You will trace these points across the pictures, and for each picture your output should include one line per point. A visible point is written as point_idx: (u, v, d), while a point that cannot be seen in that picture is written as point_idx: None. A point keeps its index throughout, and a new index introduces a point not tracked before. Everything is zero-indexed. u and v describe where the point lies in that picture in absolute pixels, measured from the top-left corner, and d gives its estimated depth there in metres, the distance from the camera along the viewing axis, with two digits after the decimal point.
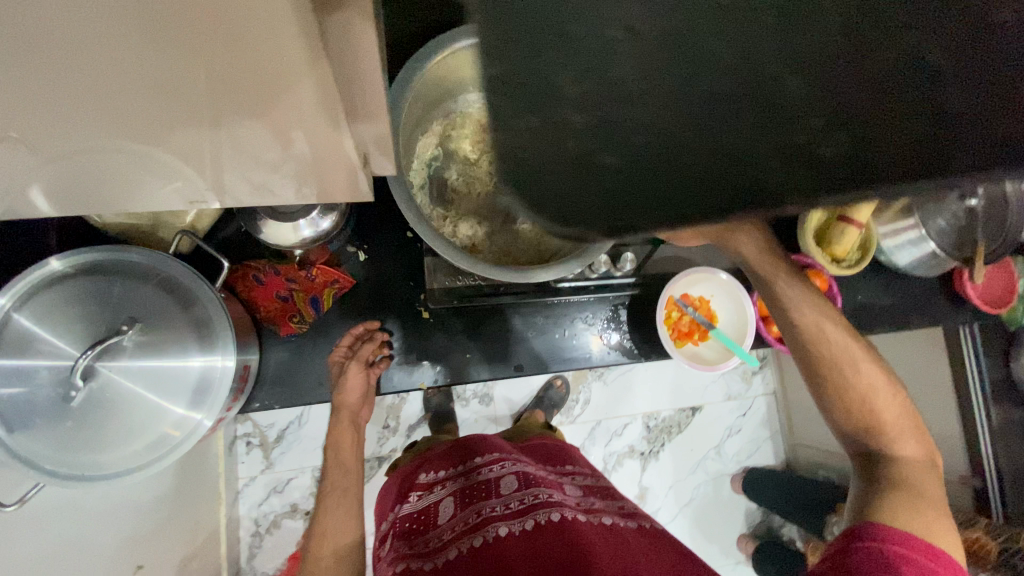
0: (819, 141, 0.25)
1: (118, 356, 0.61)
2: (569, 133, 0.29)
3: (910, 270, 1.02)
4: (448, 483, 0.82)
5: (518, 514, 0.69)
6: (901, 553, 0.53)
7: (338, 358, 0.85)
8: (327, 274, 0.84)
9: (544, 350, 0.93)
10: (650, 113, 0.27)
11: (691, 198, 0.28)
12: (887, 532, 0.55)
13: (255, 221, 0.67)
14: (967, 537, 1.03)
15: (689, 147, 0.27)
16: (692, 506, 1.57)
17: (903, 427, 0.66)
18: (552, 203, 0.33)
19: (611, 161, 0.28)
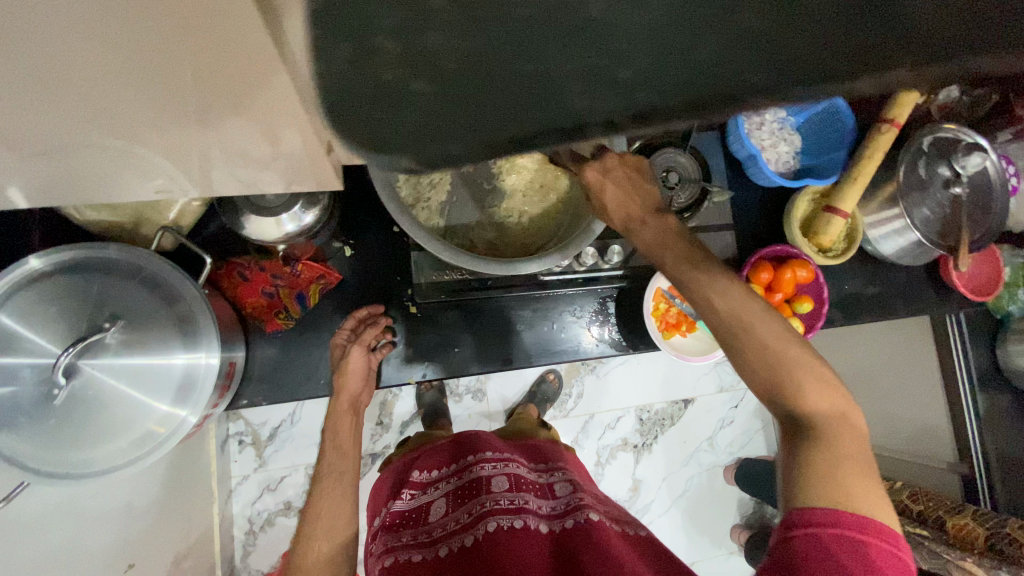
0: (634, 82, 0.26)
1: (101, 354, 0.61)
2: (392, 55, 0.25)
3: (896, 260, 1.02)
4: (442, 484, 0.82)
5: (508, 512, 0.68)
6: (834, 534, 0.48)
7: (341, 341, 0.84)
8: (312, 269, 0.85)
9: (533, 343, 0.93)
10: (482, 37, 0.25)
11: (519, 127, 0.28)
12: (817, 514, 0.49)
13: (238, 217, 0.66)
14: (953, 524, 1.03)
15: (523, 78, 0.26)
16: (685, 498, 1.58)
17: (823, 389, 0.57)
18: (373, 141, 0.29)
19: (420, 87, 0.26)
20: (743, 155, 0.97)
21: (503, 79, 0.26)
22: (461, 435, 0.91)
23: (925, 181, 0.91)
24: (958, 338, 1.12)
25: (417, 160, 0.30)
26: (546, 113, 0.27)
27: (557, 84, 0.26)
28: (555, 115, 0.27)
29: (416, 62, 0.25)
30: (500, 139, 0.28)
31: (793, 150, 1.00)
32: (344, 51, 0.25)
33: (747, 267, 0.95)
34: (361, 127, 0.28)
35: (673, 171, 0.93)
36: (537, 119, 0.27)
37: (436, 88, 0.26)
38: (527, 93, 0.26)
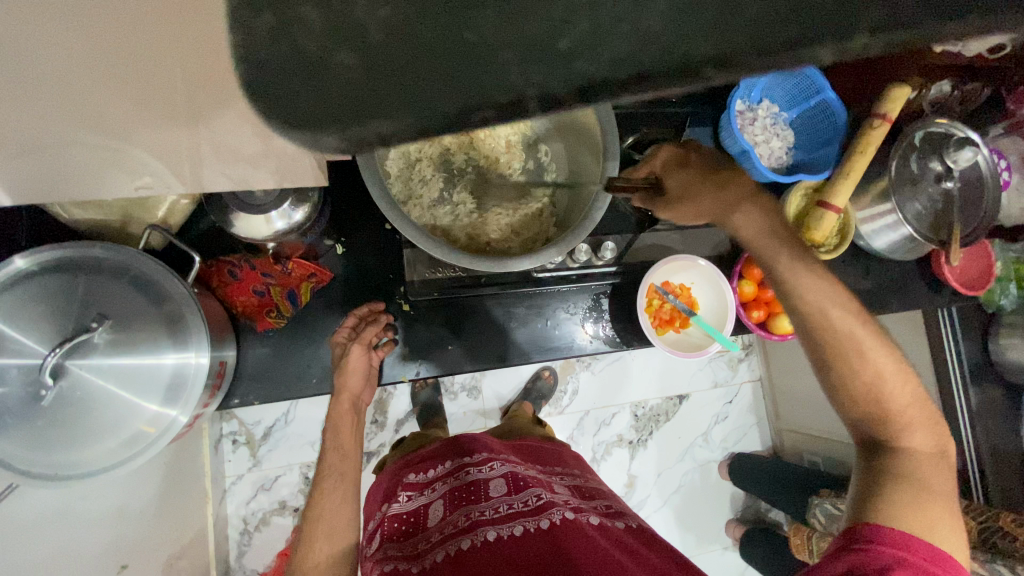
0: (528, 66, 0.30)
1: (89, 354, 0.60)
2: (313, 29, 0.29)
3: (888, 255, 1.03)
4: (439, 485, 0.81)
5: (506, 520, 0.67)
6: (902, 558, 0.56)
7: (341, 339, 0.83)
8: (304, 267, 0.84)
9: (527, 340, 0.93)
10: (394, 16, 0.29)
11: (421, 103, 0.30)
12: (889, 536, 0.58)
13: (227, 214, 0.66)
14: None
15: (426, 58, 0.30)
16: (680, 493, 1.59)
17: (911, 422, 0.68)
18: (292, 120, 0.31)
19: (348, 59, 0.29)
20: (735, 148, 0.96)
21: (431, 54, 0.30)
22: (461, 437, 0.90)
23: (918, 176, 0.92)
24: (950, 333, 1.11)
25: (343, 139, 0.32)
26: (448, 89, 0.30)
27: (465, 59, 0.30)
28: (458, 93, 0.30)
29: (348, 42, 0.29)
30: (406, 115, 0.30)
31: (785, 145, 1.00)
32: (286, 33, 0.29)
33: (741, 262, 0.95)
34: (289, 102, 0.30)
35: None
36: (439, 95, 0.30)
37: (362, 65, 0.30)
38: (458, 71, 0.30)
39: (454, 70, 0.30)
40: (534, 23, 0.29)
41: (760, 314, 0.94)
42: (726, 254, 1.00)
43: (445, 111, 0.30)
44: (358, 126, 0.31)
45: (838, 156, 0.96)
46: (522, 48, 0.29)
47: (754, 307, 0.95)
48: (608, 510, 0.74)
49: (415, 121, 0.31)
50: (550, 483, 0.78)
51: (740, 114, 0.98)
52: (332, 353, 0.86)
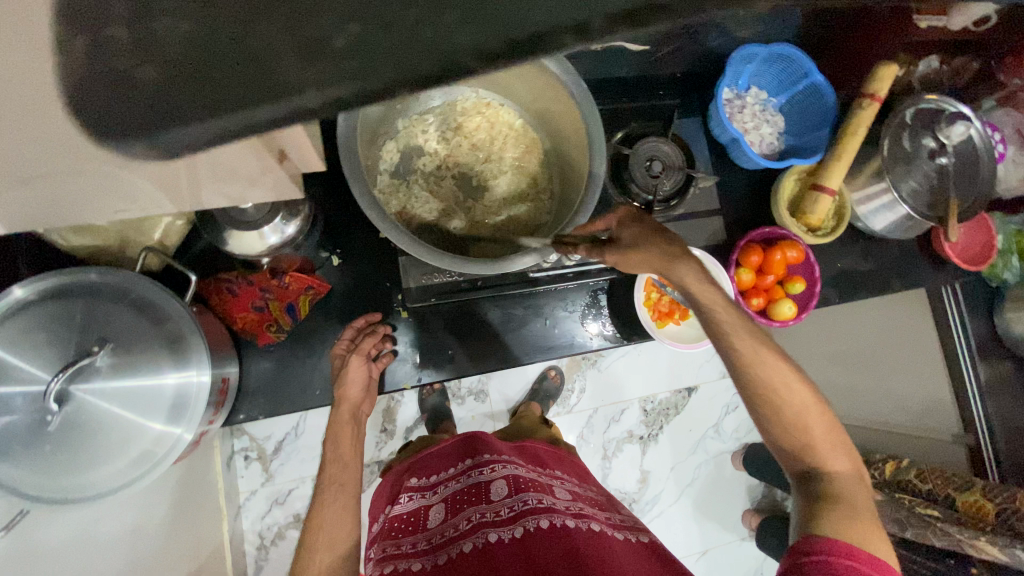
0: (319, 64, 0.24)
1: (92, 377, 0.61)
2: (121, 41, 0.24)
3: (886, 234, 1.01)
4: (442, 488, 0.81)
5: (507, 522, 0.67)
6: (848, 565, 0.53)
7: (340, 351, 0.84)
8: (301, 281, 0.84)
9: (529, 340, 0.93)
10: (158, 22, 0.24)
11: (221, 98, 0.24)
12: (827, 544, 0.54)
13: (220, 232, 0.66)
14: (963, 501, 1.00)
15: (226, 48, 0.24)
16: (694, 487, 1.58)
17: (825, 439, 0.65)
18: (104, 128, 0.25)
19: (148, 74, 0.24)
20: (726, 139, 0.96)
21: (213, 57, 0.24)
22: (462, 439, 0.91)
23: (911, 154, 0.91)
24: (956, 311, 1.14)
25: (158, 152, 0.26)
26: (242, 99, 0.24)
27: (260, 53, 0.24)
28: (288, 75, 0.24)
29: (142, 54, 0.24)
30: (214, 111, 0.24)
31: (776, 131, 1.00)
32: (97, 48, 0.24)
33: (738, 251, 0.95)
34: (106, 112, 0.25)
35: (657, 160, 0.92)
36: (244, 93, 0.24)
37: (165, 74, 0.24)
38: (235, 74, 0.24)
39: (247, 80, 0.24)
40: (302, 35, 0.24)
41: (761, 300, 0.94)
42: (721, 244, 1.01)
43: (246, 114, 0.24)
44: (169, 131, 0.25)
45: (829, 139, 0.96)
46: (287, 50, 0.24)
47: (754, 295, 0.94)
48: (621, 522, 0.73)
49: (231, 119, 0.25)
50: (550, 485, 0.77)
51: (729, 103, 0.98)
52: (332, 363, 0.86)
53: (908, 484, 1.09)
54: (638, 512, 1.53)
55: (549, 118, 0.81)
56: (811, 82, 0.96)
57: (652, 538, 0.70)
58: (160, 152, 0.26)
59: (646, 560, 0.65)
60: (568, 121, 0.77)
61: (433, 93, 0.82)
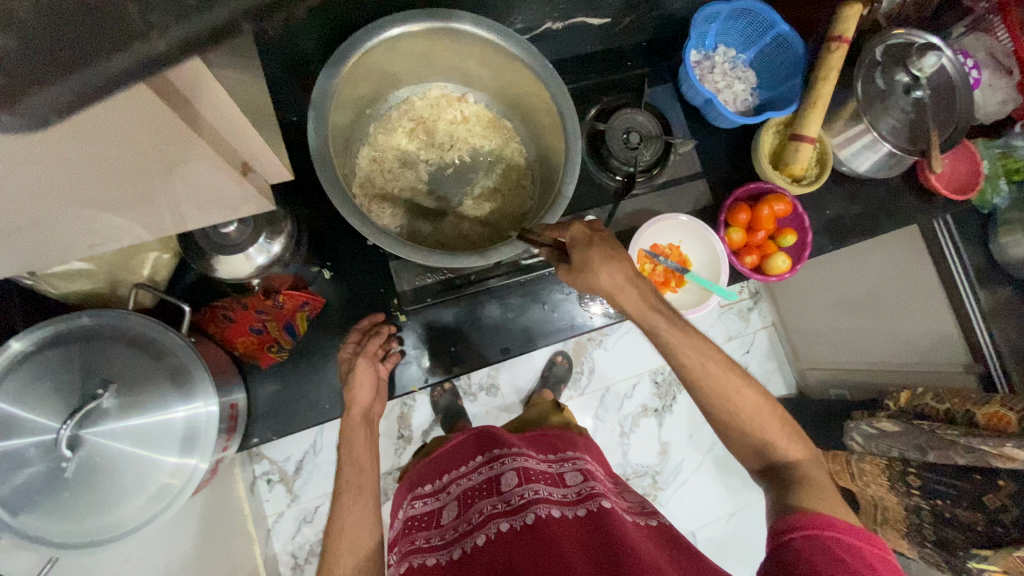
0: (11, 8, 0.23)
1: (101, 420, 0.61)
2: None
3: (871, 174, 1.00)
4: (452, 487, 0.83)
5: (516, 511, 0.68)
6: (834, 538, 0.52)
7: (347, 355, 0.83)
8: (294, 298, 0.84)
9: (530, 327, 0.93)
10: None
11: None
12: (817, 518, 0.54)
13: (207, 261, 0.66)
14: (984, 414, 0.99)
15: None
16: (714, 452, 1.59)
17: (787, 436, 0.67)
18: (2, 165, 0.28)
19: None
20: (699, 102, 0.96)
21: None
22: (472, 433, 0.91)
23: (886, 91, 0.90)
24: (949, 240, 1.13)
25: (38, 166, 0.30)
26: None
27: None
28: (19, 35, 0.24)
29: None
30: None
31: (748, 87, 1.00)
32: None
33: (724, 211, 0.94)
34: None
35: (634, 131, 0.93)
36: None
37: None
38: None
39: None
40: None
41: (754, 258, 0.92)
42: (709, 207, 1.00)
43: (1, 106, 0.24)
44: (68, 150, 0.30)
45: (803, 85, 0.95)
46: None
47: (747, 253, 0.93)
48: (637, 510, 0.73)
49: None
50: (560, 474, 0.78)
51: (698, 65, 0.98)
52: (338, 373, 0.86)
53: (928, 409, 1.11)
54: (663, 483, 1.55)
55: (520, 101, 0.81)
56: (778, 33, 0.95)
57: (663, 521, 0.71)
58: (66, 163, 0.31)
59: (659, 543, 0.64)
60: (540, 104, 0.77)
61: (402, 91, 0.82)
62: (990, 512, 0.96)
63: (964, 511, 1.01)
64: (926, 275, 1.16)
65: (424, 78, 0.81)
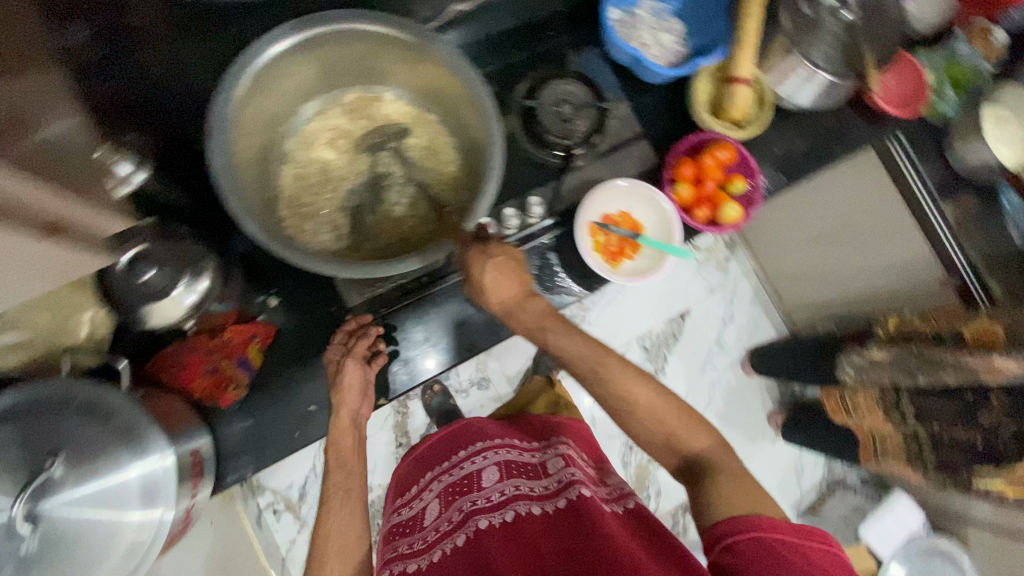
0: None
1: (54, 492, 0.60)
2: None
3: (814, 108, 0.97)
4: (434, 485, 0.82)
5: (495, 508, 0.68)
6: (779, 540, 0.55)
7: (334, 356, 0.81)
8: (243, 331, 0.80)
9: (489, 320, 0.89)
10: None
11: None
12: (761, 521, 0.57)
13: (136, 311, 0.64)
14: (973, 332, 0.96)
15: None
16: (714, 406, 1.65)
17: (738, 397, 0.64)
18: None
19: None
20: (626, 61, 0.92)
21: None
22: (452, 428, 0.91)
23: (814, 19, 0.88)
24: (906, 159, 1.10)
25: None
26: None
27: None
28: None
29: None
30: None
31: (677, 37, 0.97)
32: None
33: (668, 169, 0.92)
34: None
35: (564, 103, 0.92)
36: None
37: None
38: None
39: None
40: None
41: (706, 211, 0.90)
42: (655, 166, 0.97)
43: None
44: None
45: (728, 26, 0.94)
46: None
47: (697, 208, 0.90)
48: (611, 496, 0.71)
49: None
50: (541, 463, 0.78)
51: (621, 23, 0.95)
52: (300, 401, 0.83)
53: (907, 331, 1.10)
54: None
55: (437, 91, 0.77)
56: None
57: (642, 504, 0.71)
58: None
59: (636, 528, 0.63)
60: (455, 90, 0.74)
61: (316, 102, 0.80)
62: (988, 429, 0.96)
63: (961, 431, 1.01)
64: (889, 197, 1.12)
65: (337, 84, 0.79)
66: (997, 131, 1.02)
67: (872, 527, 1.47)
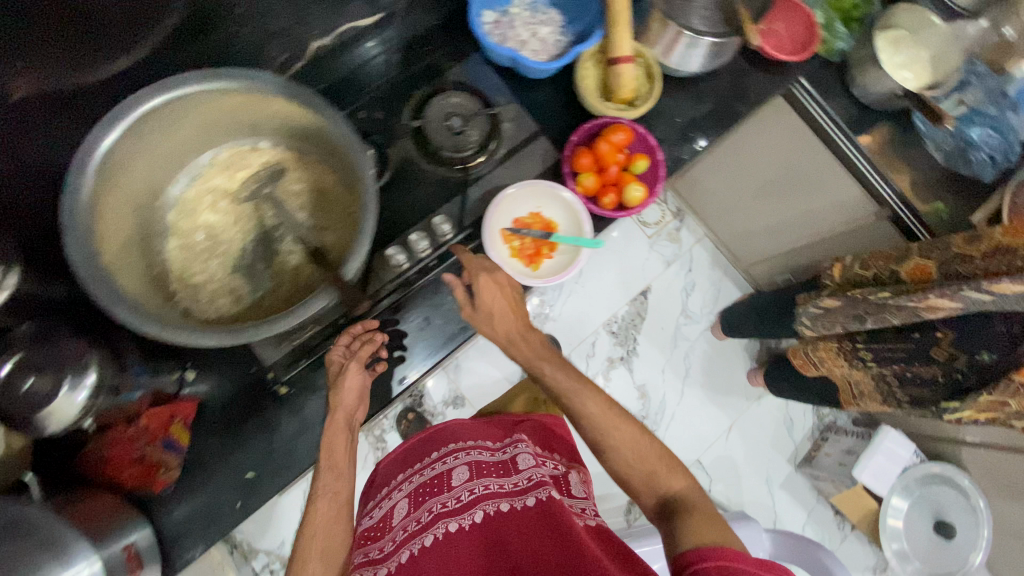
0: None
1: None
2: None
3: (706, 69, 0.96)
4: (404, 486, 0.86)
5: (466, 508, 0.72)
6: (744, 570, 0.53)
7: (337, 357, 0.78)
8: (160, 414, 0.76)
9: (421, 349, 0.86)
10: None
11: None
12: (726, 552, 0.55)
13: (30, 423, 0.64)
14: (907, 270, 0.89)
15: None
16: (693, 375, 1.63)
17: None
18: None
19: None
20: (507, 63, 0.90)
21: None
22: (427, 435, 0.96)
23: None
24: (813, 102, 1.07)
25: None
26: None
27: None
28: None
29: None
30: None
31: (556, 27, 0.96)
32: None
33: (567, 163, 0.90)
34: None
35: (454, 116, 0.89)
36: None
37: None
38: None
39: None
40: None
41: (611, 197, 0.90)
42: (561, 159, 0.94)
43: None
44: None
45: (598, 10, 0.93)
46: None
47: (603, 195, 0.90)
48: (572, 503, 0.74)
49: None
50: (508, 464, 0.81)
51: (497, 24, 0.94)
52: (235, 474, 0.78)
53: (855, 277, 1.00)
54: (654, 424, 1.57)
55: (308, 134, 0.75)
56: None
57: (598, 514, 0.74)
58: None
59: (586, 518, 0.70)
60: (321, 128, 0.71)
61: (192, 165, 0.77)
62: (944, 363, 0.93)
63: (922, 368, 0.96)
64: (807, 143, 1.13)
65: (208, 142, 0.76)
66: (896, 56, 1.00)
67: (865, 469, 1.43)
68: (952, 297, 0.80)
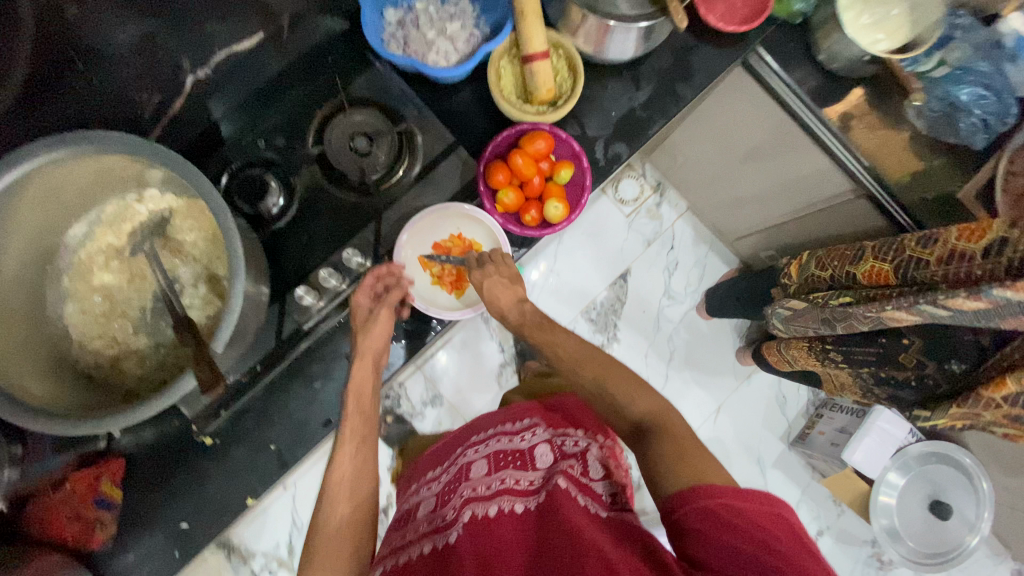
0: None
1: None
2: None
3: (638, 55, 0.85)
4: (435, 477, 0.75)
5: (482, 500, 0.63)
6: (732, 507, 0.49)
7: (365, 303, 0.76)
8: (86, 476, 0.76)
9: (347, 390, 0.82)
10: None
11: None
12: (713, 489, 0.51)
13: None
14: (862, 273, 0.83)
15: None
16: (678, 358, 1.57)
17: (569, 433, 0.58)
18: None
19: None
20: (411, 71, 0.82)
21: None
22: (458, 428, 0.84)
23: None
24: (773, 74, 0.95)
25: None
26: None
27: None
28: None
29: None
30: None
31: (464, 22, 0.86)
32: None
33: (482, 179, 0.83)
34: None
35: (359, 135, 0.84)
36: None
37: None
38: None
39: None
40: None
41: (534, 214, 0.83)
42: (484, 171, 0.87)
43: None
44: None
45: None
46: None
47: (525, 212, 0.84)
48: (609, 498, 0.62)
49: None
50: (534, 451, 0.70)
51: (399, 27, 0.85)
52: (175, 523, 0.81)
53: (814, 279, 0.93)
54: None
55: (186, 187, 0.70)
56: None
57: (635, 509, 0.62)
58: None
59: (614, 526, 0.57)
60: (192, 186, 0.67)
61: (72, 229, 0.74)
62: (915, 369, 0.85)
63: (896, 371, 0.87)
64: (775, 118, 0.98)
65: (85, 206, 0.73)
66: (864, 16, 0.88)
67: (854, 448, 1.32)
68: (910, 309, 0.73)
